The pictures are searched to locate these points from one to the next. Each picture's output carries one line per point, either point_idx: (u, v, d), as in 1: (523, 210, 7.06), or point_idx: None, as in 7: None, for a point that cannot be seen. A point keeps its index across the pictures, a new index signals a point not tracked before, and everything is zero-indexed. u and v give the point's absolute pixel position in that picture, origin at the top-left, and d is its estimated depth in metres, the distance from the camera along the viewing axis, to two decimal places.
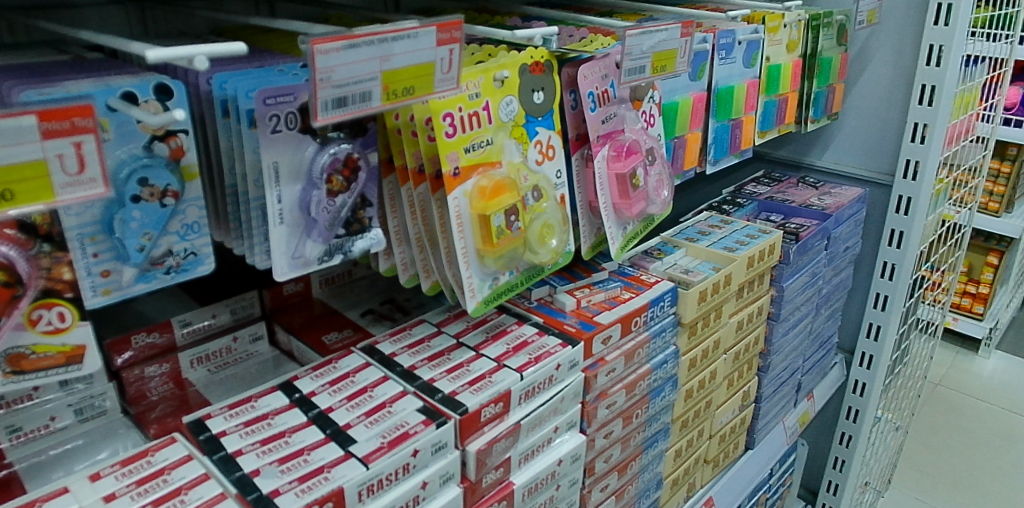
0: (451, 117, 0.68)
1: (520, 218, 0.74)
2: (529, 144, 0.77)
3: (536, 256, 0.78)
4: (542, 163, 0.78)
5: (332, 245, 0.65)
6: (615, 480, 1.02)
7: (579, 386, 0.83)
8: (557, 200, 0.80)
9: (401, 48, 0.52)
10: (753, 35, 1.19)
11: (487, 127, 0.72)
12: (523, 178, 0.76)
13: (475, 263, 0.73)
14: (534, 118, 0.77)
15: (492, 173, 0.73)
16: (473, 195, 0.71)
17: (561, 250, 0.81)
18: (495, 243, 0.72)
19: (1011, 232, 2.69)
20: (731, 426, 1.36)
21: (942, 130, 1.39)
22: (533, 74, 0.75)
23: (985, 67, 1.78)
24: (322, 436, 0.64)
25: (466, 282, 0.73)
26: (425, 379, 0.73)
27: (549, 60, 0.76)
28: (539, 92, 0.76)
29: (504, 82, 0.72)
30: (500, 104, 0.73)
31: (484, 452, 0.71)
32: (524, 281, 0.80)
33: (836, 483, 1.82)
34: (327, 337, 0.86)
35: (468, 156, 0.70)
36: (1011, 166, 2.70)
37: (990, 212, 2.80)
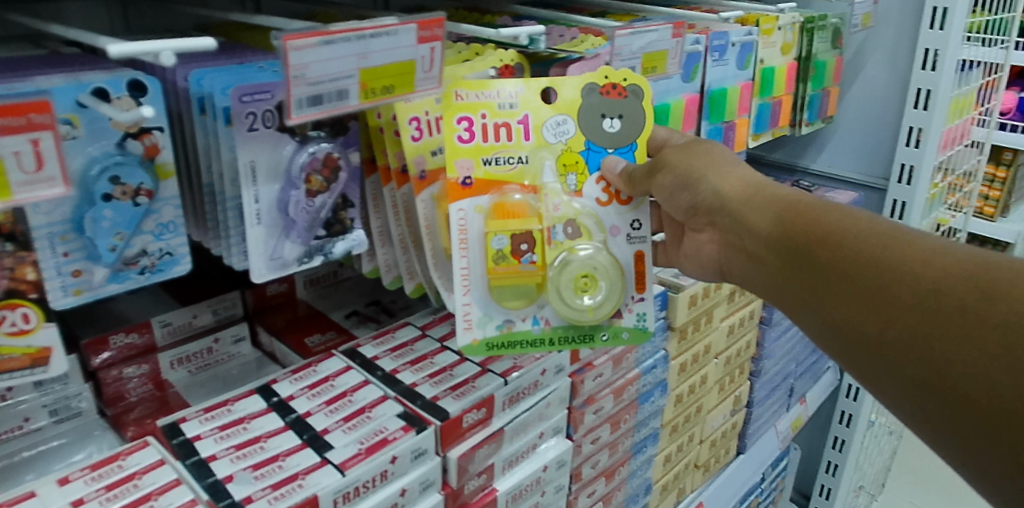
0: (467, 121, 0.66)
1: (535, 249, 0.67)
2: (589, 177, 0.70)
3: (566, 308, 0.67)
4: (603, 204, 0.70)
5: (311, 246, 0.64)
6: (603, 485, 1.01)
7: (565, 391, 0.83)
8: (625, 246, 0.71)
9: (381, 45, 0.51)
10: (746, 37, 1.19)
11: (519, 145, 0.68)
12: (554, 206, 0.68)
13: (479, 296, 0.68)
14: (601, 147, 0.70)
15: (515, 193, 0.68)
16: (485, 211, 0.67)
17: (607, 313, 0.68)
18: (493, 269, 0.66)
19: (1008, 236, 2.83)
20: (722, 430, 1.35)
21: (935, 134, 1.39)
22: (606, 96, 0.69)
23: (981, 71, 1.79)
24: (299, 441, 0.63)
25: (459, 309, 0.67)
26: (406, 383, 0.71)
27: (636, 85, 0.69)
28: (616, 118, 0.70)
29: (555, 99, 0.69)
30: (547, 122, 0.68)
31: (467, 458, 0.70)
32: (559, 342, 0.70)
33: (828, 487, 1.81)
34: (309, 339, 0.85)
35: (486, 168, 0.67)
36: (1006, 172, 2.86)
37: (985, 216, 2.96)
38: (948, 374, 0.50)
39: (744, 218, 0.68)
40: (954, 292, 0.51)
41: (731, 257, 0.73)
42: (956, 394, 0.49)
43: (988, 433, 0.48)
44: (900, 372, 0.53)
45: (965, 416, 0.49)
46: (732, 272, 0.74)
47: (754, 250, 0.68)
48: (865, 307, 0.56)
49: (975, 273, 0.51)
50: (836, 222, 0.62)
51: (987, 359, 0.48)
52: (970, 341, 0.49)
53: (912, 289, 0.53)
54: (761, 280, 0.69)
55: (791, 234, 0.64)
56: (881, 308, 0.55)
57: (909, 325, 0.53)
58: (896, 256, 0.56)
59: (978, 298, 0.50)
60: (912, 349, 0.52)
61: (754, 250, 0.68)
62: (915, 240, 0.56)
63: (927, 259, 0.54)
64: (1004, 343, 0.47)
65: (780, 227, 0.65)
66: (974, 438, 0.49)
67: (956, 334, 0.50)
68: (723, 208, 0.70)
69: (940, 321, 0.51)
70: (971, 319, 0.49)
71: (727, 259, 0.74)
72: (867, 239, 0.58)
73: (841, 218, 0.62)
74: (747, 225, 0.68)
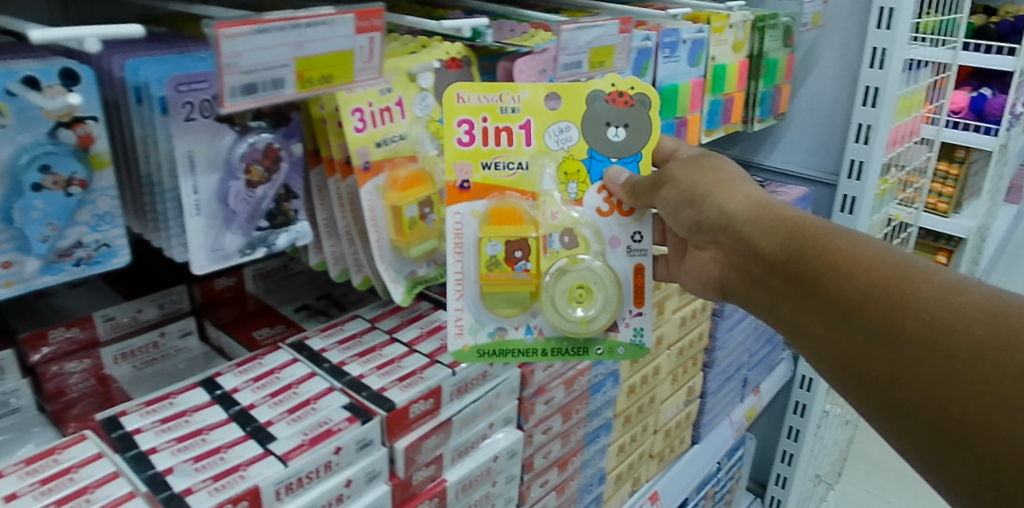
0: (468, 125, 0.69)
1: (530, 258, 0.70)
2: (590, 186, 0.72)
3: (558, 319, 0.70)
4: (603, 214, 0.72)
5: (254, 237, 0.63)
6: (556, 475, 1.02)
7: (514, 381, 0.83)
8: (625, 259, 0.73)
9: (317, 35, 0.51)
10: (696, 34, 1.21)
11: (520, 151, 0.70)
12: (551, 215, 0.71)
13: (472, 301, 0.71)
14: (604, 156, 0.72)
15: (514, 198, 0.71)
16: (481, 216, 0.70)
17: (599, 327, 0.71)
18: (486, 274, 0.70)
19: (961, 232, 3.01)
20: (676, 420, 1.37)
21: (884, 131, 1.43)
22: (612, 104, 0.70)
23: (930, 71, 1.86)
24: (241, 433, 0.63)
25: (453, 313, 0.71)
26: (353, 375, 0.71)
27: (642, 96, 0.71)
28: (621, 127, 0.71)
29: (558, 107, 0.70)
30: (550, 128, 0.70)
31: (414, 449, 0.71)
32: (552, 352, 0.72)
33: (784, 476, 1.85)
34: (257, 333, 0.84)
35: (485, 173, 0.70)
36: (958, 169, 3.05)
37: (939, 212, 3.14)
38: (960, 421, 0.50)
39: (749, 240, 0.69)
40: (965, 332, 0.52)
41: (737, 276, 0.74)
42: (966, 440, 0.50)
43: (998, 484, 0.48)
44: (907, 410, 0.54)
45: (976, 463, 0.49)
46: (734, 290, 0.75)
47: (761, 272, 0.69)
48: (879, 341, 0.56)
49: (991, 318, 0.52)
50: (847, 252, 0.62)
51: (1002, 411, 0.48)
52: (986, 389, 0.49)
53: (926, 329, 0.54)
54: (768, 303, 0.70)
55: (801, 261, 0.65)
56: (891, 337, 0.56)
57: (924, 366, 0.53)
58: (911, 291, 0.56)
59: (996, 345, 0.50)
60: (924, 389, 0.53)
61: (760, 272, 0.69)
62: (931, 277, 0.56)
63: (943, 297, 0.54)
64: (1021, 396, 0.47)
65: (788, 253, 0.66)
66: (982, 486, 0.50)
67: (972, 381, 0.50)
68: (729, 228, 0.71)
69: (946, 359, 0.52)
70: (988, 366, 0.50)
71: (732, 277, 0.75)
72: (882, 273, 0.59)
73: (854, 246, 0.62)
74: (753, 247, 0.69)
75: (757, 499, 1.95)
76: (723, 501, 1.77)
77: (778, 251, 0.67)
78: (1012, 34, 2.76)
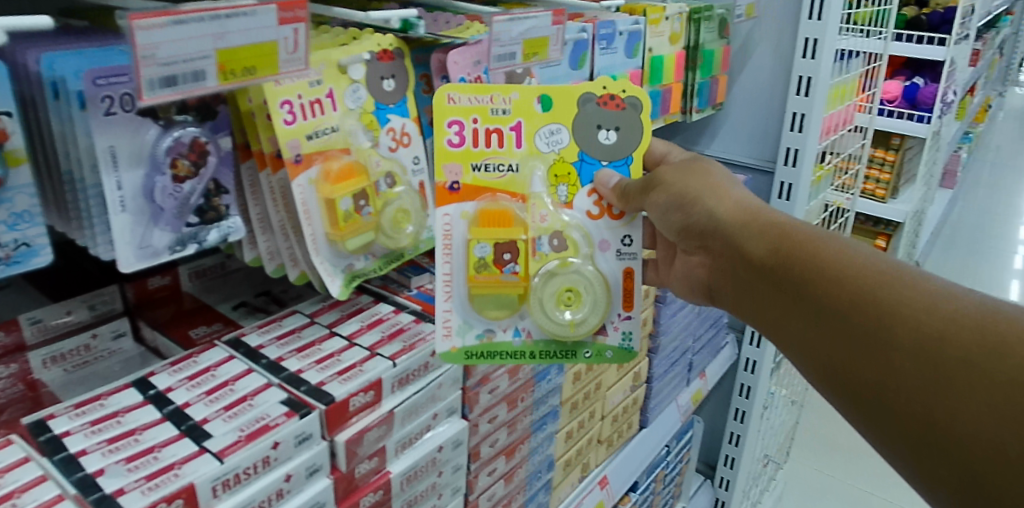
0: (457, 127, 0.74)
1: (518, 261, 0.74)
2: (579, 189, 0.77)
3: (547, 321, 0.74)
4: (593, 217, 0.77)
5: (183, 233, 0.63)
6: (504, 463, 1.03)
7: (457, 372, 0.84)
8: (614, 262, 0.78)
9: (238, 26, 0.51)
10: (633, 26, 1.23)
11: (511, 153, 0.76)
12: (540, 217, 0.76)
13: (460, 303, 0.75)
14: (594, 159, 0.77)
15: (504, 200, 0.75)
16: (470, 217, 0.75)
17: (587, 330, 0.75)
18: (474, 276, 0.73)
19: (898, 216, 3.15)
20: (623, 406, 1.40)
21: (817, 119, 1.47)
22: (602, 107, 0.75)
23: (861, 61, 1.93)
24: (176, 432, 0.62)
25: (441, 315, 0.75)
26: (291, 370, 0.71)
27: (633, 100, 0.75)
28: (610, 131, 0.77)
29: (549, 110, 0.75)
30: (540, 131, 0.75)
31: (355, 442, 0.71)
32: (540, 355, 0.77)
33: (732, 457, 1.89)
34: (194, 331, 0.83)
35: (474, 175, 0.75)
36: (894, 156, 3.17)
37: (877, 198, 3.27)
38: (946, 427, 0.51)
39: (738, 241, 0.72)
40: (954, 337, 0.53)
41: (724, 280, 0.76)
42: (951, 447, 0.51)
43: (980, 488, 0.49)
44: (892, 417, 0.55)
45: (961, 470, 0.50)
46: (723, 293, 0.78)
47: (750, 277, 0.71)
48: (865, 348, 0.57)
49: (980, 324, 0.53)
50: (836, 259, 0.63)
51: (988, 418, 0.49)
52: (972, 396, 0.50)
53: (914, 333, 0.55)
54: (757, 308, 0.71)
55: (791, 268, 0.66)
56: (879, 340, 0.56)
57: (909, 372, 0.54)
58: (899, 297, 0.57)
59: (984, 352, 0.51)
60: (910, 396, 0.54)
61: (749, 276, 0.71)
62: (919, 283, 0.58)
63: (932, 304, 0.55)
64: (1006, 403, 0.49)
65: (776, 259, 0.68)
66: (967, 493, 0.51)
67: (958, 388, 0.51)
68: (718, 229, 0.75)
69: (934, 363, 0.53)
70: (973, 374, 0.51)
71: (719, 281, 0.77)
72: (870, 278, 0.60)
73: (845, 252, 0.64)
74: (744, 252, 0.72)
75: (706, 480, 2.00)
76: (672, 483, 1.81)
77: (771, 257, 0.68)
78: (941, 24, 2.86)
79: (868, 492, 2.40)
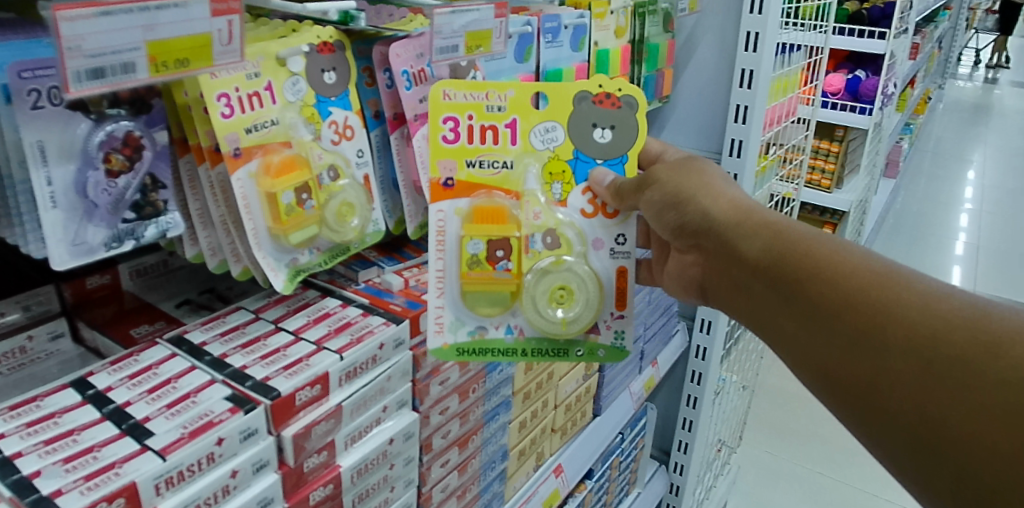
0: (453, 124, 0.79)
1: (511, 258, 0.77)
2: (574, 187, 0.81)
3: (538, 317, 0.78)
4: (587, 214, 0.82)
5: (119, 230, 0.62)
6: (457, 454, 1.04)
7: (407, 364, 0.84)
8: (607, 260, 0.82)
9: (168, 17, 0.51)
10: (578, 20, 1.24)
11: (506, 150, 0.80)
12: (534, 215, 0.80)
13: (452, 301, 0.79)
14: (589, 158, 0.82)
15: (499, 197, 0.80)
16: (463, 213, 0.79)
17: (579, 329, 0.79)
18: (467, 272, 0.77)
19: (842, 206, 3.24)
20: (576, 395, 1.41)
21: (760, 111, 1.50)
22: (599, 105, 0.80)
23: (804, 54, 1.97)
24: (116, 432, 0.61)
25: (433, 310, 0.79)
26: (236, 366, 0.70)
27: (629, 100, 0.80)
28: (607, 129, 0.81)
29: (547, 109, 0.80)
30: (535, 128, 0.80)
31: (302, 436, 0.70)
32: (531, 353, 0.80)
33: (686, 442, 1.93)
34: (136, 330, 0.81)
35: (469, 171, 0.79)
36: (838, 147, 3.27)
37: (822, 188, 3.36)
38: (941, 423, 0.55)
39: (733, 243, 0.75)
40: (948, 337, 0.57)
41: (718, 278, 0.79)
42: (947, 442, 0.55)
43: (970, 476, 0.54)
44: (886, 413, 0.59)
45: (959, 464, 0.54)
46: (715, 291, 0.81)
47: (744, 276, 0.74)
48: (859, 346, 0.61)
49: (971, 324, 0.57)
50: (828, 258, 0.67)
51: (982, 415, 0.53)
52: (968, 393, 0.54)
53: (909, 333, 0.59)
54: (750, 306, 0.75)
55: (784, 266, 0.70)
56: (876, 339, 0.60)
57: (904, 371, 0.58)
58: (894, 298, 0.61)
59: (978, 352, 0.55)
60: (906, 394, 0.58)
61: (744, 276, 0.74)
62: (911, 283, 0.62)
63: (926, 305, 0.59)
64: (999, 401, 0.53)
65: (771, 258, 0.71)
66: (960, 486, 0.55)
67: (952, 386, 0.55)
68: (711, 227, 0.78)
69: (929, 360, 0.57)
70: (968, 373, 0.55)
71: (712, 279, 0.80)
72: (866, 279, 0.64)
73: (838, 254, 0.67)
74: (740, 253, 0.75)
75: (661, 466, 2.03)
76: (628, 470, 1.85)
77: (764, 259, 0.72)
78: (881, 18, 2.94)
79: (817, 472, 2.48)
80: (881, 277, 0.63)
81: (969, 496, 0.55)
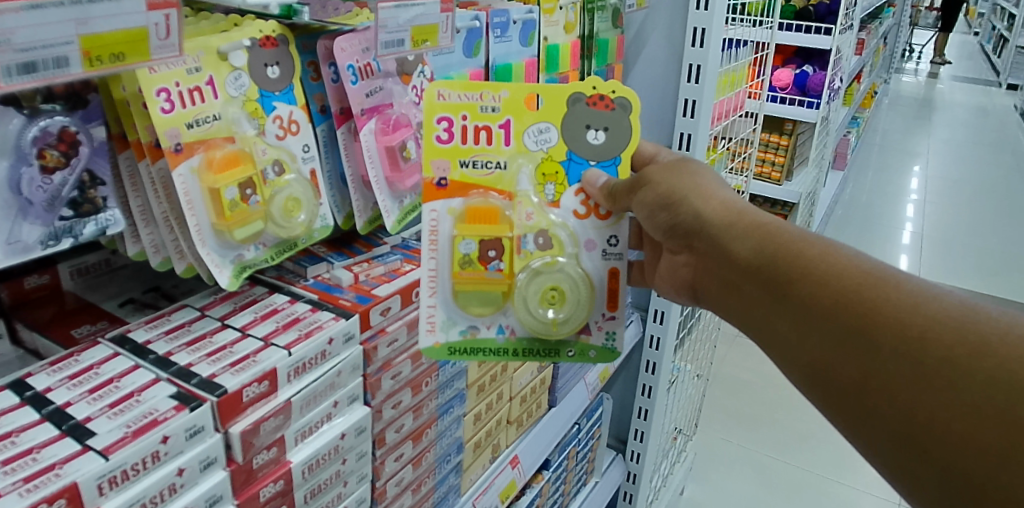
0: (447, 124, 0.82)
1: (503, 258, 0.82)
2: (568, 188, 0.84)
3: (530, 318, 0.81)
4: (580, 216, 0.84)
5: (57, 228, 0.61)
6: (411, 448, 1.04)
7: (357, 358, 0.84)
8: (599, 260, 0.85)
9: (101, 11, 0.50)
10: (527, 15, 1.24)
11: (499, 151, 0.83)
12: (525, 216, 0.83)
13: (444, 300, 0.83)
14: (582, 159, 0.84)
15: (493, 198, 0.83)
16: (456, 213, 0.82)
17: (570, 329, 0.83)
18: (459, 272, 0.81)
19: (792, 197, 3.33)
20: (531, 387, 1.42)
21: (708, 105, 1.53)
22: (593, 107, 0.82)
23: (751, 49, 2.02)
24: (57, 432, 0.60)
25: (426, 309, 0.83)
26: (181, 364, 0.70)
27: (623, 103, 0.82)
28: (600, 131, 0.83)
29: (541, 111, 0.82)
30: (529, 129, 0.83)
31: (251, 432, 0.70)
32: (523, 352, 0.84)
33: (642, 431, 1.96)
34: (77, 331, 0.79)
35: (462, 171, 0.82)
36: (788, 140, 3.35)
37: (773, 181, 3.44)
38: (931, 423, 0.57)
39: (725, 243, 0.77)
40: (938, 337, 0.58)
41: (708, 279, 0.81)
42: (936, 441, 0.57)
43: (958, 473, 0.55)
44: (876, 413, 0.60)
45: (945, 463, 0.56)
46: (705, 291, 0.83)
47: (734, 277, 0.76)
48: (849, 347, 0.63)
49: (960, 324, 0.58)
50: (820, 259, 0.69)
51: (971, 415, 0.55)
52: (955, 392, 0.56)
53: (899, 333, 0.60)
54: (740, 307, 0.76)
55: (775, 268, 0.71)
56: (866, 339, 0.62)
57: (894, 372, 0.59)
58: (886, 299, 0.63)
59: (967, 351, 0.57)
60: (896, 394, 0.59)
61: (734, 276, 0.76)
62: (901, 284, 0.63)
63: (914, 305, 0.61)
64: (988, 401, 0.54)
65: (762, 260, 0.73)
66: (948, 485, 0.56)
67: (941, 385, 0.57)
68: (702, 226, 0.80)
69: (920, 360, 0.58)
70: (958, 373, 0.56)
71: (702, 280, 0.82)
72: (856, 281, 0.65)
73: (830, 255, 0.69)
74: (729, 253, 0.76)
75: (617, 455, 2.06)
76: (585, 460, 1.88)
77: (755, 259, 0.73)
78: (827, 14, 3.02)
79: (771, 457, 2.55)
80: (873, 278, 0.65)
81: (956, 495, 0.56)
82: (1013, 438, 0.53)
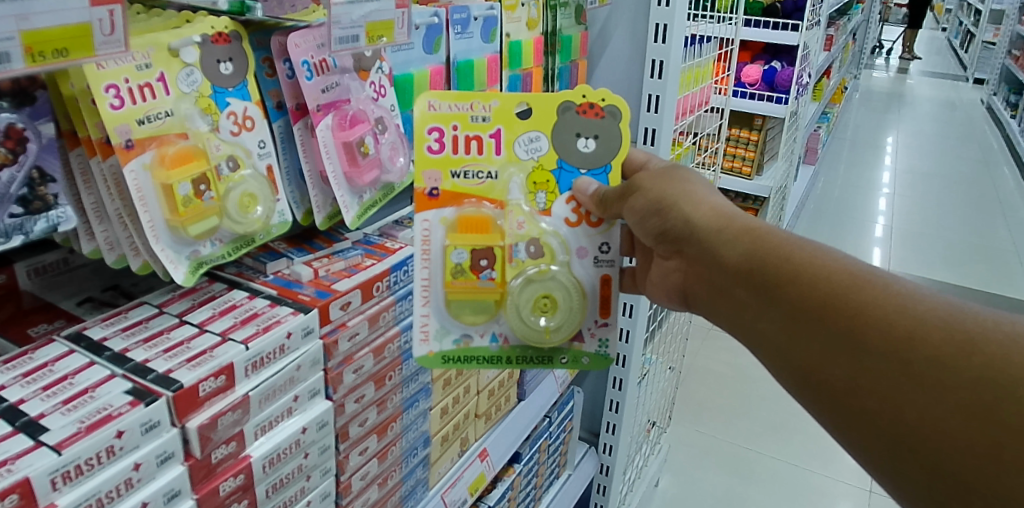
0: (438, 134, 0.84)
1: (494, 267, 0.83)
2: (558, 197, 0.86)
3: (520, 325, 0.82)
4: (570, 223, 0.86)
5: (7, 225, 0.61)
6: (376, 442, 1.05)
7: (317, 353, 0.84)
8: (591, 268, 0.86)
9: (43, 7, 0.51)
10: (488, 12, 1.25)
11: (490, 160, 0.85)
12: (517, 225, 0.83)
13: (437, 308, 0.85)
14: (573, 167, 0.86)
15: (484, 207, 0.84)
16: (449, 221, 0.84)
17: (561, 337, 0.84)
18: (451, 282, 0.82)
19: (762, 192, 3.37)
20: (499, 381, 1.43)
21: (670, 99, 1.52)
22: (584, 115, 0.85)
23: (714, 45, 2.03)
24: (10, 429, 0.60)
25: (420, 318, 0.85)
26: (137, 360, 0.70)
27: (610, 110, 0.84)
28: (591, 138, 0.85)
29: (531, 119, 0.85)
30: (520, 138, 0.85)
31: (208, 427, 0.71)
32: (517, 359, 0.86)
33: (614, 423, 1.98)
34: (34, 329, 0.79)
35: (453, 181, 0.84)
36: (757, 136, 3.40)
37: (743, 175, 3.49)
38: (920, 423, 0.58)
39: (713, 248, 0.78)
40: (926, 338, 0.60)
41: (698, 284, 0.81)
42: (924, 440, 0.58)
43: (947, 472, 0.57)
44: (865, 415, 0.62)
45: (933, 462, 0.58)
46: (695, 296, 0.83)
47: (724, 281, 0.76)
48: (840, 349, 0.64)
49: (948, 324, 0.60)
50: (807, 263, 0.70)
51: (960, 414, 0.56)
52: (944, 393, 0.58)
53: (889, 334, 0.62)
54: (729, 311, 0.77)
55: (765, 272, 0.72)
56: (856, 341, 0.63)
57: (883, 373, 0.61)
58: (873, 300, 0.64)
59: (953, 350, 0.59)
60: (886, 395, 0.61)
61: (723, 280, 0.77)
62: (889, 284, 0.65)
63: (900, 305, 0.63)
64: (976, 397, 0.56)
65: (752, 263, 0.74)
66: (938, 484, 0.58)
67: (929, 386, 0.58)
68: (691, 229, 0.80)
69: (909, 361, 0.60)
70: (945, 372, 0.58)
71: (692, 286, 0.82)
72: (845, 283, 0.66)
73: (818, 257, 0.70)
74: (718, 258, 0.77)
75: (590, 448, 2.08)
76: (556, 453, 1.90)
77: (746, 263, 0.74)
78: (794, 11, 3.06)
79: (743, 447, 2.59)
80: (862, 280, 0.66)
81: (945, 492, 0.58)
82: (997, 437, 0.54)
